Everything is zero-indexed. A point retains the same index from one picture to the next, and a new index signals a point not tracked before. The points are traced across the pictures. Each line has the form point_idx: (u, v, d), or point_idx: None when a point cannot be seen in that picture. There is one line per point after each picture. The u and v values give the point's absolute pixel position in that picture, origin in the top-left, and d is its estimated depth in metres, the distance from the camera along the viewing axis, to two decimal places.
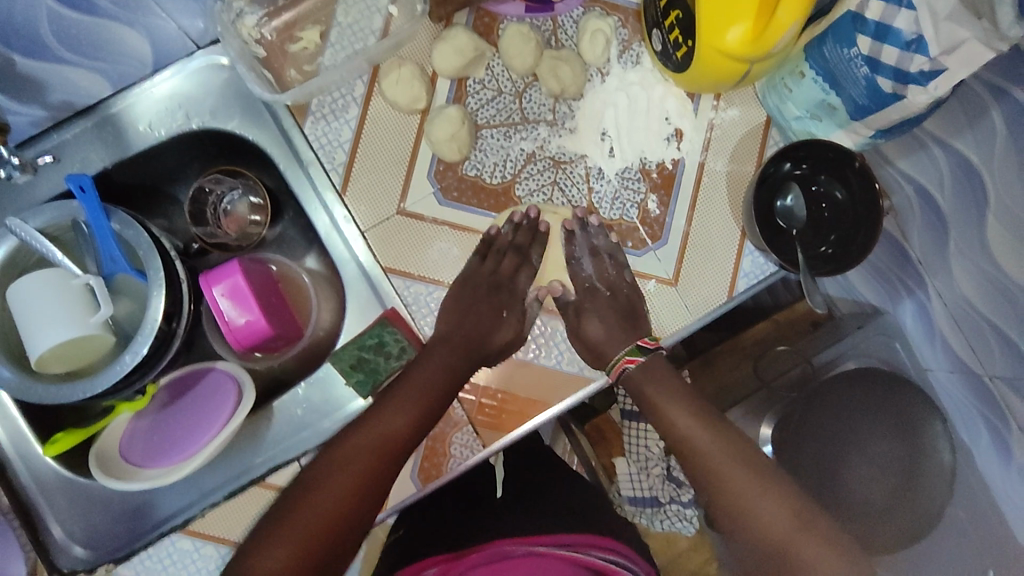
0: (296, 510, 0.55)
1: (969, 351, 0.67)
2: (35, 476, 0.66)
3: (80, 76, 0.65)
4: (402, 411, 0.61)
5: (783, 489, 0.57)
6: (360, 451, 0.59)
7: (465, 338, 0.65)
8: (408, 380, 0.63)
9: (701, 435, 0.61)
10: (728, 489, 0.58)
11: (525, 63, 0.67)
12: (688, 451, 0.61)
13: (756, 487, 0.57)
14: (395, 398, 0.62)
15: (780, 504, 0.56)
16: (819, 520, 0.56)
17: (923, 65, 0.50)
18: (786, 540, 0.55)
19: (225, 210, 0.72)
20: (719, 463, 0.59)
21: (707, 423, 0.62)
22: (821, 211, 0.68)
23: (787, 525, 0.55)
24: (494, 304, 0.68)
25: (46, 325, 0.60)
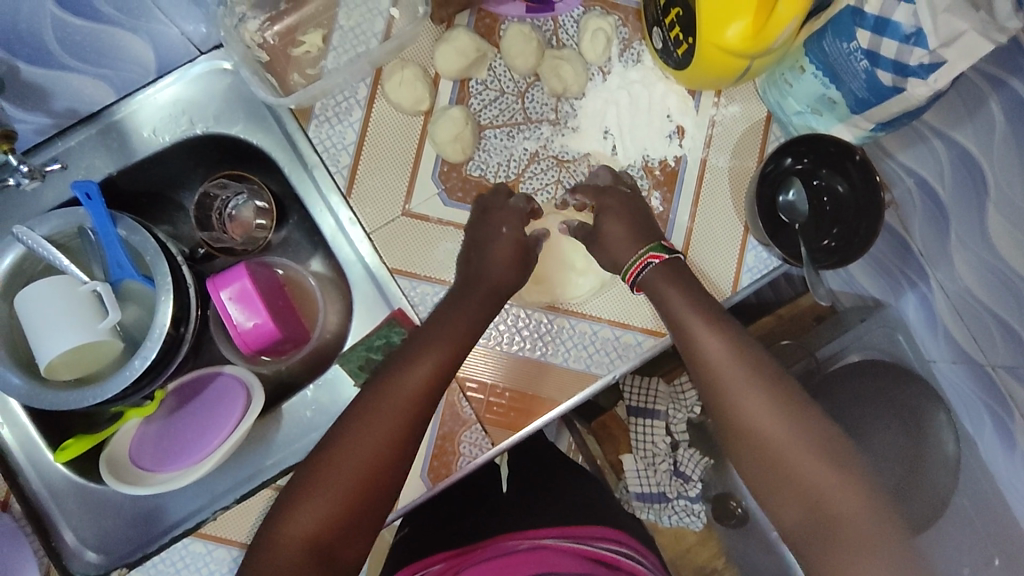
0: (328, 469, 0.55)
1: (971, 341, 0.67)
2: (46, 483, 0.66)
3: (85, 84, 0.66)
4: (419, 360, 0.60)
5: (819, 433, 0.57)
6: (350, 465, 0.56)
7: (456, 306, 0.64)
8: (391, 385, 0.59)
9: (740, 377, 0.60)
10: (766, 434, 0.58)
11: (527, 62, 0.68)
12: (725, 393, 0.60)
13: (791, 436, 0.57)
14: (379, 407, 0.58)
15: (812, 454, 0.56)
16: (853, 466, 0.56)
17: (922, 58, 0.51)
18: (817, 488, 0.55)
19: (231, 215, 0.72)
20: (757, 406, 0.58)
21: (746, 363, 0.60)
22: (823, 204, 0.69)
23: (826, 471, 0.55)
24: (489, 230, 0.66)
25: (55, 332, 0.60)
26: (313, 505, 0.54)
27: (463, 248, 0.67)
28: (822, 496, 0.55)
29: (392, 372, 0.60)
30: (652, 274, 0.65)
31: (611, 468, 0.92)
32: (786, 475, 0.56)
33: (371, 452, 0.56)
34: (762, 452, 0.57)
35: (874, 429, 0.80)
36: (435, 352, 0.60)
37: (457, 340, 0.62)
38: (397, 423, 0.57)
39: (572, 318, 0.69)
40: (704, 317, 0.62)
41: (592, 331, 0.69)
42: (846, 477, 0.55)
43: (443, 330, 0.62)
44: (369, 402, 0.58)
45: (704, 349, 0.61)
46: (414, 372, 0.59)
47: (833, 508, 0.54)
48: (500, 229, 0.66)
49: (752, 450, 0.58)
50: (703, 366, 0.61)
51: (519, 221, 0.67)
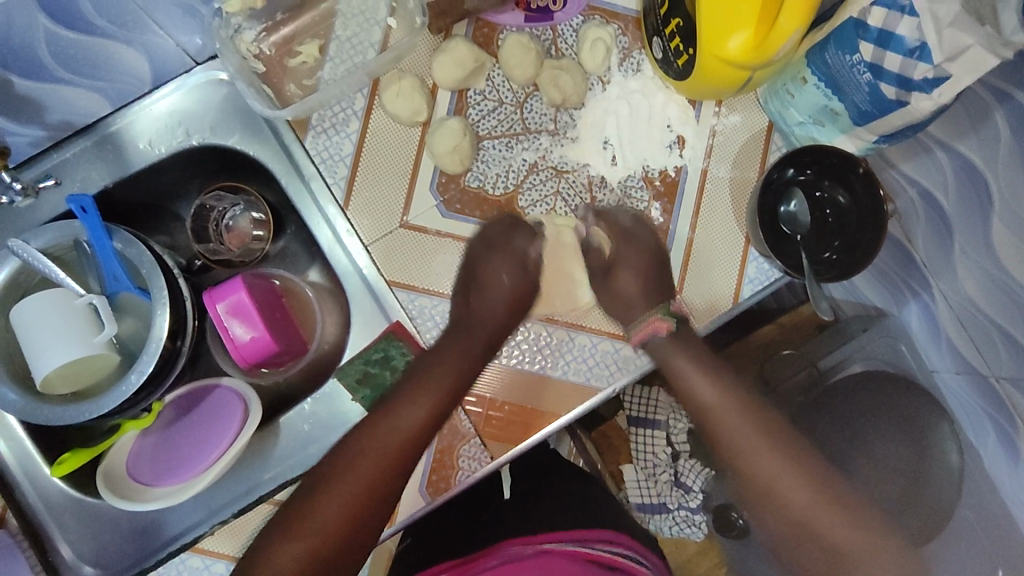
0: (313, 509, 0.59)
1: (975, 353, 0.66)
2: (43, 497, 0.66)
3: (79, 95, 0.65)
4: (411, 410, 0.63)
5: (802, 461, 0.62)
6: (331, 508, 0.59)
7: (454, 346, 0.66)
8: (391, 417, 0.63)
9: (728, 413, 0.65)
10: (753, 465, 0.62)
11: (525, 73, 0.67)
12: (716, 428, 0.65)
13: (778, 464, 0.61)
14: (376, 437, 0.62)
15: (799, 480, 0.61)
16: (836, 492, 0.60)
17: (926, 72, 0.50)
18: (804, 512, 0.60)
19: (227, 226, 0.71)
20: (745, 439, 0.63)
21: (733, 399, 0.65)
22: (825, 216, 0.68)
23: (810, 496, 0.60)
24: (488, 277, 0.69)
25: (50, 347, 0.60)
26: (292, 543, 0.58)
27: (464, 290, 0.69)
28: (808, 521, 0.59)
29: (392, 406, 0.64)
30: (658, 342, 0.67)
31: (611, 477, 0.91)
32: (774, 503, 0.61)
33: (368, 478, 0.61)
34: (751, 481, 0.62)
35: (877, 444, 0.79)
36: (433, 391, 0.64)
37: (447, 389, 0.64)
38: (394, 450, 0.62)
39: (572, 331, 0.68)
40: (693, 359, 0.67)
41: (592, 345, 0.68)
42: (828, 502, 0.60)
43: (442, 369, 0.65)
44: (369, 428, 0.62)
45: (695, 387, 0.66)
46: (404, 419, 0.63)
47: (817, 530, 0.59)
48: (500, 275, 0.69)
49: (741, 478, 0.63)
50: (694, 403, 0.66)
51: (519, 267, 0.70)
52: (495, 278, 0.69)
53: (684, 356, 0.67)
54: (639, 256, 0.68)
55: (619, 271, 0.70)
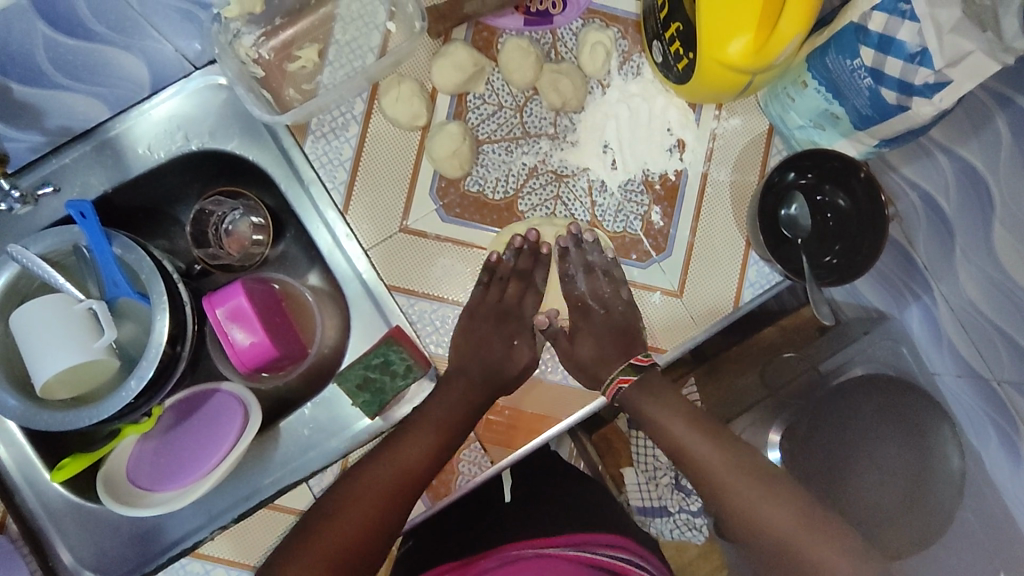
0: (317, 533, 0.59)
1: (977, 357, 0.66)
2: (43, 502, 0.66)
3: (78, 100, 0.65)
4: (417, 442, 0.63)
5: (783, 486, 0.60)
6: (338, 533, 0.59)
7: (458, 391, 0.65)
8: (389, 457, 0.62)
9: (702, 445, 0.62)
10: (734, 497, 0.60)
11: (525, 77, 0.67)
12: (682, 458, 0.63)
13: (751, 488, 0.60)
14: (371, 478, 0.61)
15: (774, 503, 0.59)
16: (822, 518, 0.58)
17: (927, 78, 0.50)
18: (784, 536, 0.57)
19: (227, 230, 0.71)
20: (723, 470, 0.61)
21: (708, 430, 0.64)
22: (826, 220, 0.67)
23: (784, 517, 0.58)
24: (498, 336, 0.70)
25: (49, 353, 0.60)
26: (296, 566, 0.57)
27: (465, 344, 0.67)
28: (788, 545, 0.57)
29: (392, 446, 0.63)
30: (629, 395, 0.66)
31: (612, 480, 0.90)
32: (752, 530, 0.59)
33: (361, 519, 0.60)
34: (737, 515, 0.60)
35: (880, 450, 0.77)
36: (435, 430, 0.63)
37: (453, 423, 0.64)
38: (389, 492, 0.61)
39: None
40: (650, 390, 0.66)
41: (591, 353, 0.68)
42: (815, 530, 0.57)
43: (445, 414, 0.64)
44: (364, 469, 0.62)
45: (666, 422, 0.64)
46: (413, 450, 0.62)
47: (812, 560, 0.56)
48: (511, 340, 0.70)
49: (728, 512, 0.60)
50: (669, 440, 0.64)
51: (529, 335, 0.71)
52: (495, 335, 0.69)
53: (644, 389, 0.66)
54: (591, 329, 0.70)
55: (577, 335, 0.70)
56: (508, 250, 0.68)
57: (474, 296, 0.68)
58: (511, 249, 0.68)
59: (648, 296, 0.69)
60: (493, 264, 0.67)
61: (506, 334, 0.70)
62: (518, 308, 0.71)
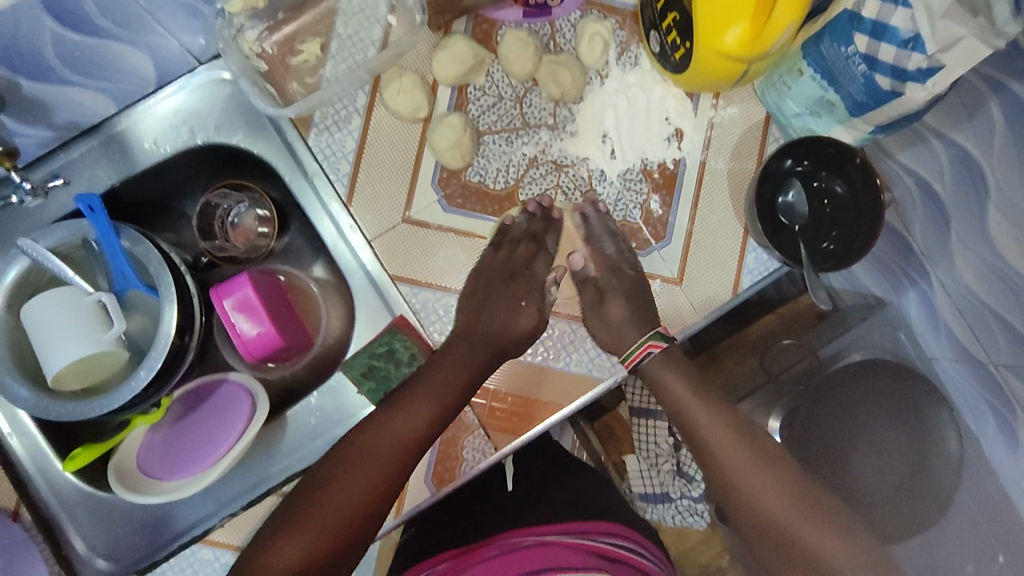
0: (317, 499, 0.56)
1: (973, 340, 0.68)
2: (56, 492, 0.67)
3: (85, 96, 0.66)
4: (417, 411, 0.60)
5: (786, 472, 0.60)
6: (341, 497, 0.56)
7: (457, 356, 0.63)
8: (384, 428, 0.59)
9: (713, 426, 0.64)
10: (736, 479, 0.60)
11: (525, 68, 0.68)
12: (690, 427, 0.65)
13: (750, 462, 0.60)
14: (370, 443, 0.58)
15: (769, 479, 0.59)
16: (821, 505, 0.58)
17: (920, 63, 0.51)
18: (774, 510, 0.58)
19: (233, 223, 0.73)
20: (730, 451, 0.62)
21: (719, 415, 0.64)
22: (823, 207, 0.68)
23: (777, 493, 0.58)
24: (508, 298, 0.68)
25: (60, 344, 0.61)
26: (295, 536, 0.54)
27: (471, 303, 0.67)
28: (777, 520, 0.57)
29: (391, 414, 0.60)
30: (652, 361, 0.67)
31: (615, 467, 0.91)
32: (745, 503, 0.59)
33: (358, 490, 0.57)
34: (737, 497, 0.60)
35: (878, 429, 0.79)
36: (433, 399, 0.61)
37: (451, 395, 0.62)
38: (388, 458, 0.58)
39: (572, 323, 0.70)
40: (668, 361, 0.68)
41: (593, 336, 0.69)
42: (805, 508, 0.57)
43: (445, 377, 0.62)
44: (360, 442, 0.59)
45: (679, 399, 0.66)
46: (411, 422, 0.60)
47: (805, 546, 0.55)
48: (518, 301, 0.68)
49: (727, 494, 0.61)
50: (681, 420, 0.66)
51: (539, 296, 0.70)
52: (504, 297, 0.68)
53: (662, 359, 0.68)
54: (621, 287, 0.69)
55: (607, 297, 0.69)
56: (522, 214, 0.69)
57: (485, 255, 0.68)
58: (525, 214, 0.69)
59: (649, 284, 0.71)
60: (508, 227, 0.68)
61: (514, 293, 0.68)
62: (528, 270, 0.70)
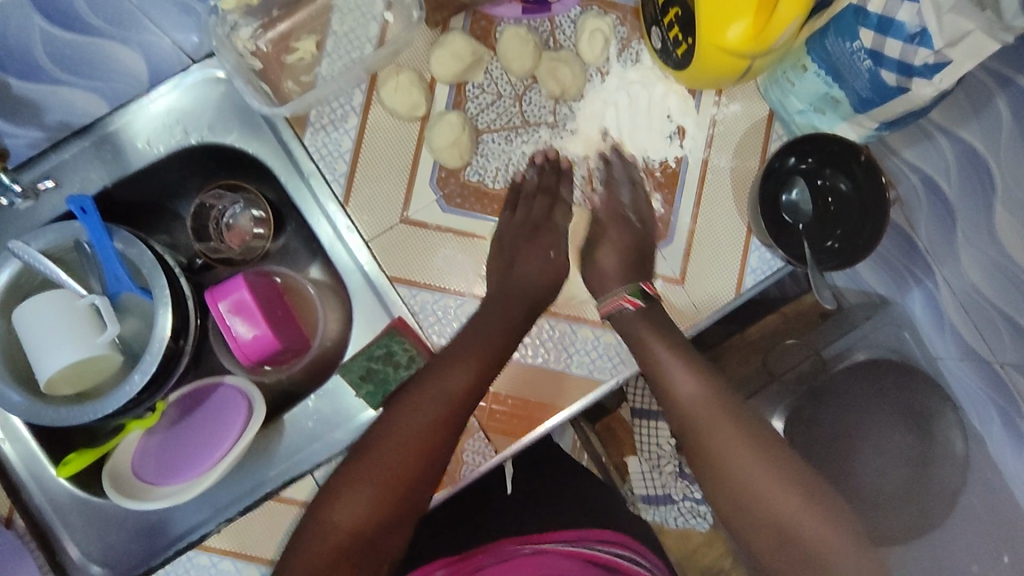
0: (371, 458, 0.59)
1: (978, 339, 0.66)
2: (49, 498, 0.66)
3: (77, 96, 0.64)
4: (459, 368, 0.61)
5: (790, 468, 0.58)
6: (395, 454, 0.58)
7: (492, 314, 0.65)
8: (418, 400, 0.60)
9: (713, 419, 0.60)
10: (739, 476, 0.58)
11: (524, 65, 0.67)
12: (694, 429, 0.61)
13: (760, 466, 0.58)
14: (418, 402, 0.60)
15: (780, 484, 0.57)
16: (827, 504, 0.56)
17: (927, 58, 0.49)
18: (785, 517, 0.56)
19: (228, 224, 0.71)
20: (733, 446, 0.59)
21: (719, 407, 0.61)
22: (827, 204, 0.67)
23: (789, 499, 0.56)
24: (535, 248, 0.70)
25: (52, 348, 0.60)
26: (354, 496, 0.57)
27: (497, 261, 0.67)
28: (789, 527, 0.55)
29: (421, 387, 0.61)
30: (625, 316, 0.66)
31: (616, 469, 0.91)
32: (755, 509, 0.57)
33: (401, 462, 0.59)
34: (740, 494, 0.58)
35: (881, 429, 0.78)
36: (474, 357, 0.62)
37: (491, 350, 0.63)
38: (437, 415, 0.60)
39: (573, 323, 0.68)
40: (673, 354, 0.64)
41: (594, 337, 0.68)
42: (818, 514, 0.55)
43: (477, 343, 0.63)
44: (395, 417, 0.60)
45: (683, 398, 0.62)
46: (453, 380, 0.61)
47: (814, 546, 0.54)
48: (546, 253, 0.70)
49: (729, 491, 0.58)
50: (678, 412, 0.62)
51: (562, 243, 0.72)
52: (529, 253, 0.69)
53: (666, 355, 0.64)
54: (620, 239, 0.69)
55: (602, 246, 0.70)
56: (531, 168, 0.69)
57: (502, 219, 0.69)
58: (534, 168, 0.69)
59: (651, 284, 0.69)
60: (519, 183, 0.69)
61: (540, 247, 0.70)
62: (550, 221, 0.71)
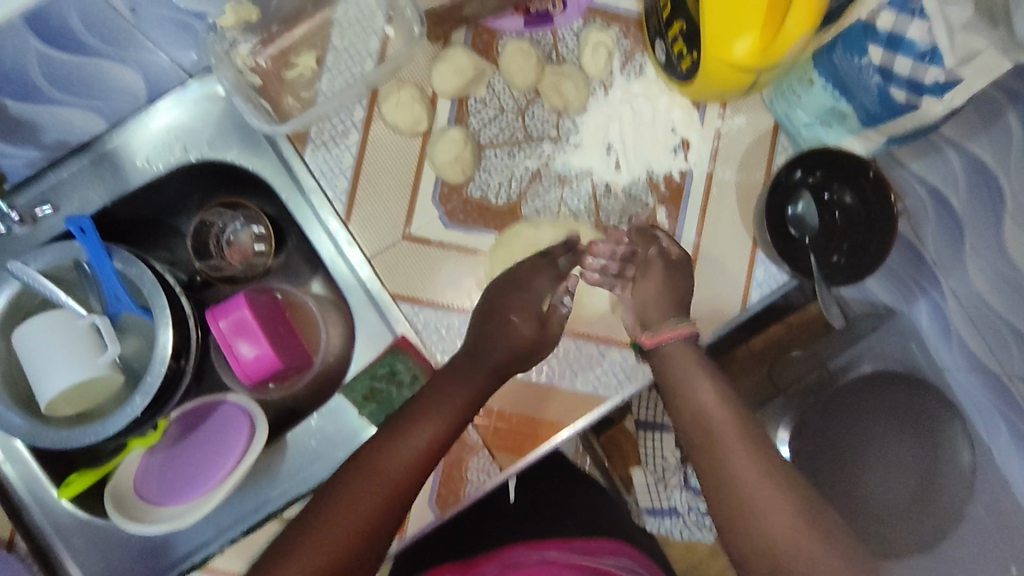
0: (329, 509, 0.53)
1: (986, 351, 0.66)
2: (51, 520, 0.66)
3: (74, 115, 0.61)
4: (439, 413, 0.58)
5: (800, 491, 0.54)
6: (360, 507, 0.53)
7: (477, 353, 0.62)
8: (387, 446, 0.56)
9: (730, 430, 0.57)
10: (748, 496, 0.54)
11: (527, 79, 0.66)
12: (709, 445, 0.57)
13: (772, 492, 0.53)
14: (390, 448, 0.56)
15: (791, 512, 0.53)
16: (837, 536, 0.52)
17: (937, 76, 0.49)
18: (794, 548, 0.51)
19: (228, 240, 0.71)
20: (745, 460, 0.55)
21: (737, 424, 0.57)
22: (834, 218, 0.66)
23: (796, 529, 0.52)
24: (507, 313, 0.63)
25: (52, 371, 0.59)
26: (311, 551, 0.51)
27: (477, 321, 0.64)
28: (795, 561, 0.51)
29: (420, 404, 0.59)
30: (673, 348, 0.61)
31: (620, 480, 0.90)
32: (759, 537, 0.53)
33: (364, 513, 0.53)
34: (741, 508, 0.54)
35: (887, 443, 0.77)
36: (455, 401, 0.59)
37: (472, 396, 0.60)
38: (409, 465, 0.56)
39: (578, 340, 0.68)
40: (698, 364, 0.61)
41: (600, 353, 0.67)
42: (827, 547, 0.51)
43: (460, 385, 0.60)
44: (393, 431, 0.57)
45: (703, 410, 0.58)
46: (429, 424, 0.58)
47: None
48: (518, 317, 0.63)
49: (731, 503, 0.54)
50: (695, 417, 0.59)
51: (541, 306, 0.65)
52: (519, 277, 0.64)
53: (687, 359, 0.61)
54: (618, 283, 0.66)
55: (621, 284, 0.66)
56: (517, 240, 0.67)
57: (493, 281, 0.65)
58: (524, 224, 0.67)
59: None
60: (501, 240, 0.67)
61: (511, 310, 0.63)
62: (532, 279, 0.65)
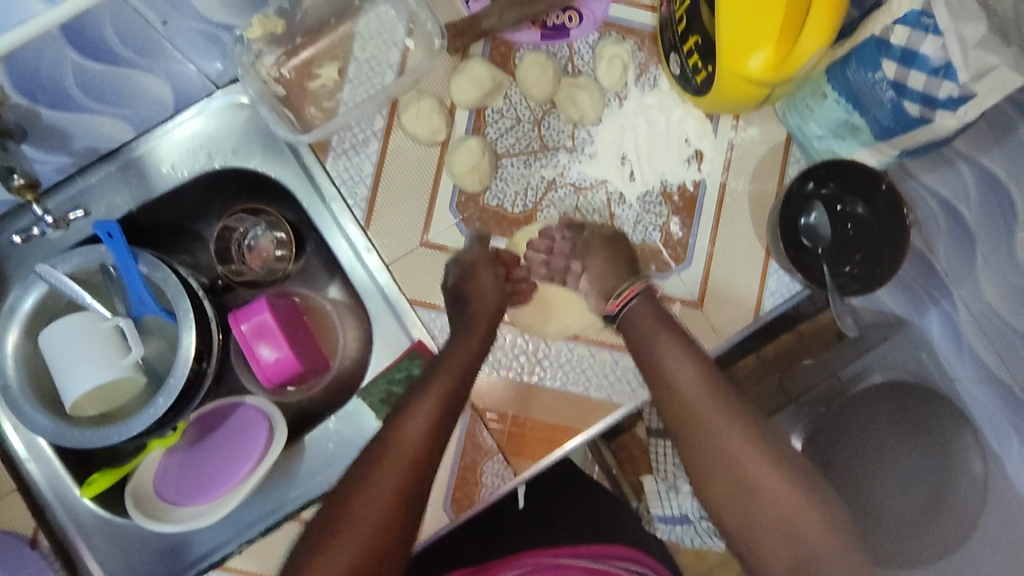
0: (350, 500, 0.52)
1: (1003, 367, 0.65)
2: (74, 518, 0.67)
3: (105, 123, 0.63)
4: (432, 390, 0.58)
5: (789, 460, 0.56)
6: (379, 492, 0.52)
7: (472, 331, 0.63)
8: (396, 433, 0.55)
9: (706, 404, 0.58)
10: (733, 461, 0.56)
11: (543, 91, 0.68)
12: (694, 418, 0.58)
13: (756, 457, 0.55)
14: (399, 433, 0.55)
15: (776, 475, 0.55)
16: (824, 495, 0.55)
17: (952, 91, 0.50)
18: (785, 506, 0.53)
19: (249, 246, 0.72)
20: (733, 439, 0.56)
21: (712, 393, 0.58)
22: (847, 229, 0.66)
23: (782, 488, 0.54)
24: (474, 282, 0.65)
25: (78, 372, 0.61)
26: (338, 542, 0.50)
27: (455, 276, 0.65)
28: (789, 518, 0.53)
29: (381, 447, 0.54)
30: (638, 305, 0.64)
31: (630, 487, 0.91)
32: (751, 496, 0.55)
33: (385, 500, 0.52)
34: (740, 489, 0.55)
35: (892, 447, 0.76)
36: (446, 377, 0.59)
37: (466, 366, 0.60)
38: (419, 446, 0.55)
39: (592, 347, 0.68)
40: (675, 339, 0.61)
41: (612, 360, 0.68)
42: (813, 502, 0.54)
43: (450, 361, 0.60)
44: (355, 484, 0.53)
45: (680, 385, 0.59)
46: (427, 403, 0.57)
47: (810, 544, 0.52)
48: (489, 282, 0.65)
49: (719, 484, 0.56)
50: (676, 405, 0.59)
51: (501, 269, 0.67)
52: (495, 277, 0.66)
53: (658, 333, 0.62)
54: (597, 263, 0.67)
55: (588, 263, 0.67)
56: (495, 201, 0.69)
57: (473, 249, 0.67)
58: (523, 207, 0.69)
59: (672, 307, 0.69)
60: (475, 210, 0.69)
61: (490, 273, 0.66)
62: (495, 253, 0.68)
